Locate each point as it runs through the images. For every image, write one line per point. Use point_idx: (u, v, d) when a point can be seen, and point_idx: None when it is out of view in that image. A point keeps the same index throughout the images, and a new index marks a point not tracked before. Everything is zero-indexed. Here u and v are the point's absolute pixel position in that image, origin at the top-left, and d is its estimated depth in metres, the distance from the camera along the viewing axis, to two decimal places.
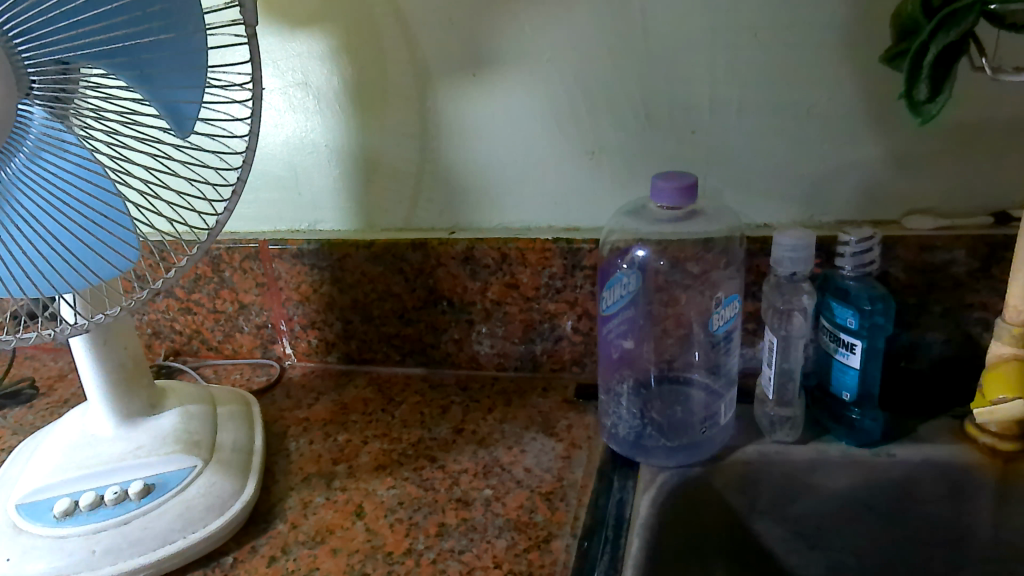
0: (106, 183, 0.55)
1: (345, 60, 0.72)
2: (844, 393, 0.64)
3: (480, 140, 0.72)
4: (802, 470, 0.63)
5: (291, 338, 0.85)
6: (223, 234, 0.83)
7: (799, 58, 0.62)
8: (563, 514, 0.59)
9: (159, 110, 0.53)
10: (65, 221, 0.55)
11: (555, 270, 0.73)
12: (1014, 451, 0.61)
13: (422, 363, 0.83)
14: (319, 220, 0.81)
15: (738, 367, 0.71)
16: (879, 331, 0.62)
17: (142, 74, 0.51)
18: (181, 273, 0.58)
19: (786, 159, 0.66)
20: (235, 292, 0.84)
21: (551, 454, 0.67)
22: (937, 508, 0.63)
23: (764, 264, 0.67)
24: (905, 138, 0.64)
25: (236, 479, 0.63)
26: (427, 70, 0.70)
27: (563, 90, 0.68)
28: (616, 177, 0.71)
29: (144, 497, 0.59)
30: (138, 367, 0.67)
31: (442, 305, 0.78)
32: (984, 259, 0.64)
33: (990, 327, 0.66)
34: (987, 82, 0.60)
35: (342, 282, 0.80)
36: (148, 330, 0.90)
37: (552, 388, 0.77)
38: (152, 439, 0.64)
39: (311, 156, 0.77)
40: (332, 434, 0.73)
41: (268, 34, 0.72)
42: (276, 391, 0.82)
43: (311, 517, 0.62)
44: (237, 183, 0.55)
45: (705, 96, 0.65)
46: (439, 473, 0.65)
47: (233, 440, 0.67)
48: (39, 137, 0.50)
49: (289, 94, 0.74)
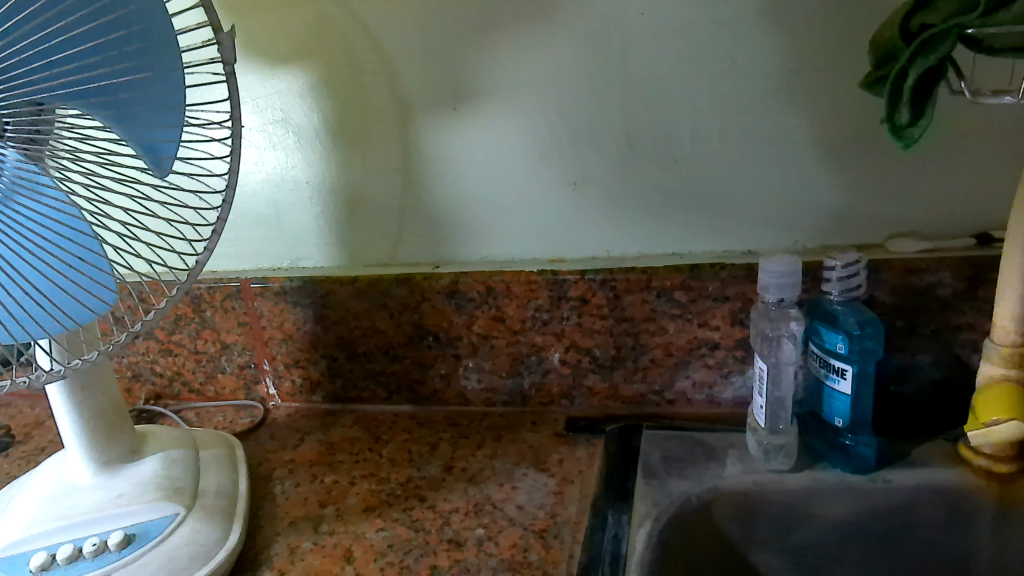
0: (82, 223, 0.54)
1: (325, 96, 0.71)
2: (837, 419, 0.63)
3: (462, 173, 0.72)
4: (798, 498, 0.63)
5: (275, 377, 0.84)
6: (205, 273, 0.82)
7: (778, 86, 0.63)
8: (558, 552, 0.58)
9: (137, 151, 0.52)
10: (35, 266, 0.53)
11: (541, 302, 0.72)
12: (1010, 473, 0.61)
13: (409, 401, 0.81)
14: (301, 257, 0.80)
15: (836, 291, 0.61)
16: (869, 355, 0.62)
17: (120, 115, 0.49)
18: (161, 315, 0.59)
19: (769, 186, 0.66)
20: (216, 332, 0.82)
21: (543, 490, 0.66)
22: (936, 533, 0.62)
23: (751, 292, 0.68)
24: (887, 161, 0.64)
25: (221, 526, 0.61)
26: (407, 104, 0.70)
27: (546, 122, 0.68)
28: (601, 208, 0.71)
29: (124, 547, 0.57)
30: (118, 414, 0.65)
31: (428, 340, 0.77)
32: (969, 280, 0.63)
33: (979, 348, 0.65)
34: (966, 105, 0.61)
35: (326, 319, 0.79)
36: (128, 373, 0.88)
37: (542, 422, 0.76)
38: (133, 485, 0.62)
39: (292, 193, 0.76)
40: (319, 475, 0.71)
41: (247, 71, 0.71)
42: (261, 433, 0.81)
43: (299, 564, 0.60)
44: (219, 223, 0.56)
45: (687, 124, 0.65)
46: (429, 513, 0.64)
47: (217, 485, 0.65)
48: (10, 179, 0.48)
49: (269, 131, 0.74)
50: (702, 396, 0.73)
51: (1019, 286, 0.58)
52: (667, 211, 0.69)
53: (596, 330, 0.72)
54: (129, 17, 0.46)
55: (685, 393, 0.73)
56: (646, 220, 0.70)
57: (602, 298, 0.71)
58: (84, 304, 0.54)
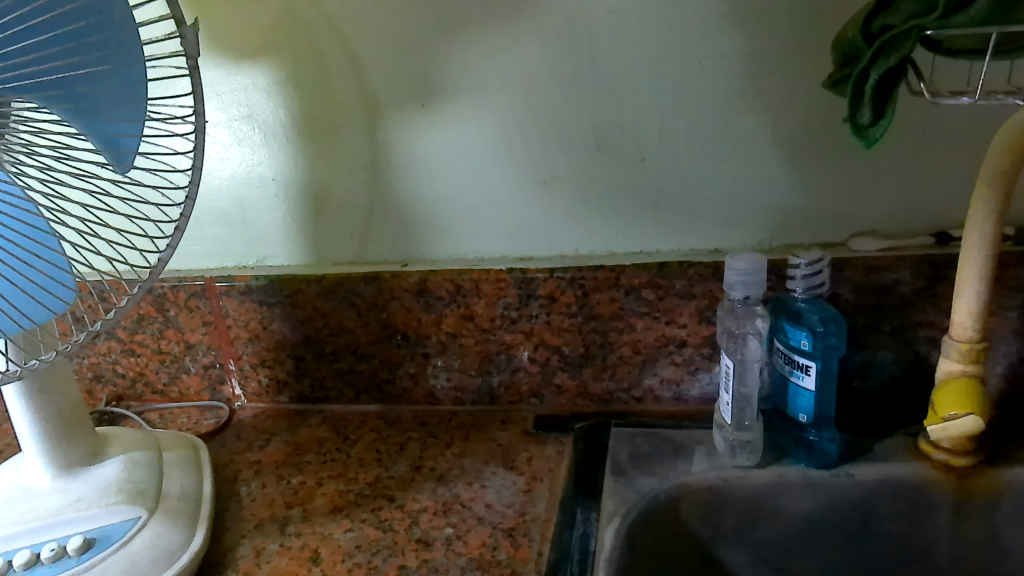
0: (41, 221, 0.53)
1: (291, 92, 0.70)
2: (801, 416, 0.64)
3: (431, 171, 0.71)
4: (763, 494, 0.64)
5: (241, 377, 0.82)
6: (168, 272, 0.80)
7: (743, 85, 0.63)
8: (526, 550, 0.58)
9: (97, 144, 0.51)
10: None
11: (510, 300, 0.72)
12: (968, 467, 0.62)
13: (378, 401, 0.81)
14: (267, 256, 0.79)
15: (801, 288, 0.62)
16: (831, 352, 0.62)
17: (79, 108, 0.49)
18: (122, 315, 0.57)
19: (735, 185, 0.67)
20: (180, 331, 0.81)
21: (512, 488, 0.66)
22: (897, 526, 0.64)
23: (717, 289, 0.68)
24: (849, 160, 0.65)
25: (184, 529, 0.60)
26: (375, 100, 0.69)
27: (515, 120, 0.68)
28: (570, 206, 0.71)
29: (83, 552, 0.56)
30: (78, 415, 0.63)
31: (397, 339, 0.77)
32: (929, 278, 0.65)
33: (938, 345, 0.67)
34: (925, 106, 0.62)
35: (293, 318, 0.78)
36: (88, 374, 0.86)
37: (511, 420, 0.76)
38: (93, 489, 0.61)
39: (258, 190, 0.75)
40: (286, 476, 0.71)
41: (212, 66, 0.70)
42: (226, 434, 0.79)
43: (265, 566, 0.59)
44: (182, 219, 0.55)
45: (654, 123, 0.66)
46: (398, 513, 0.64)
47: (181, 487, 0.64)
48: None
49: (234, 127, 0.73)
50: (669, 393, 0.74)
51: (975, 284, 0.59)
52: (635, 210, 0.70)
53: (565, 329, 0.72)
54: (88, 9, 0.45)
55: (652, 390, 0.74)
56: (614, 219, 0.71)
57: (570, 296, 0.71)
58: (42, 303, 0.53)
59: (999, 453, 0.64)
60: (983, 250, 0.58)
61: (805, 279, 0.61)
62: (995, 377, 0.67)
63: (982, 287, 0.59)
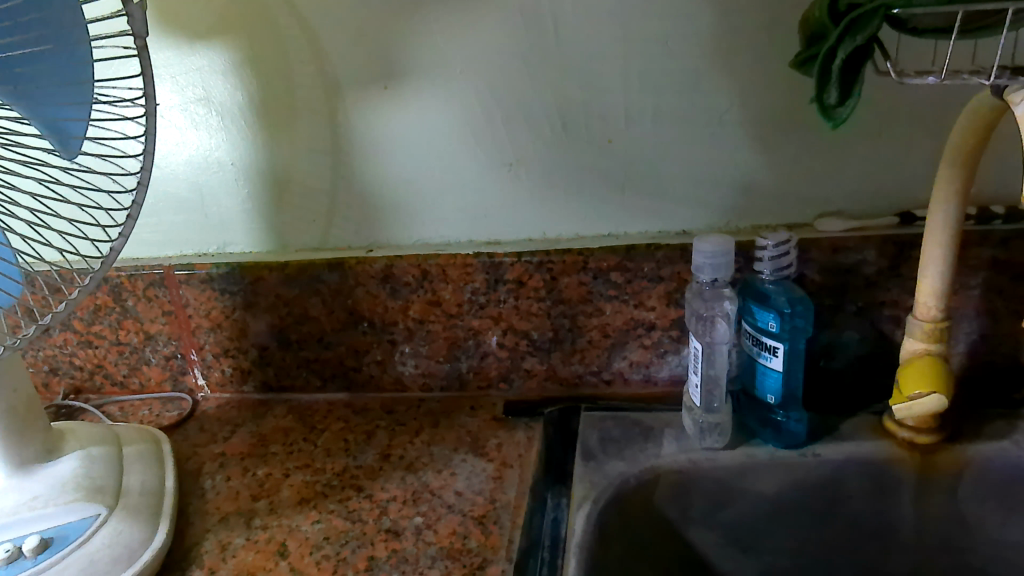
0: None
1: (249, 73, 0.68)
2: (769, 396, 0.64)
3: (394, 154, 0.70)
4: (732, 475, 0.64)
5: (203, 367, 0.81)
6: (125, 261, 0.78)
7: (710, 66, 0.63)
8: (497, 537, 0.58)
9: (41, 129, 0.48)
10: None
11: (477, 285, 0.71)
12: (931, 443, 0.64)
13: (345, 389, 0.80)
14: (228, 242, 0.76)
15: (769, 271, 0.62)
16: (798, 333, 0.63)
17: (18, 90, 0.46)
18: (74, 306, 0.55)
19: (702, 165, 0.67)
20: (139, 322, 0.79)
21: (482, 475, 0.65)
22: (862, 504, 0.64)
23: (686, 272, 0.68)
24: (815, 141, 0.65)
25: (145, 526, 0.59)
26: (336, 82, 0.67)
27: (479, 102, 0.66)
28: (537, 188, 0.70)
29: (40, 552, 0.55)
30: (31, 410, 0.61)
31: (363, 326, 0.75)
32: (893, 258, 0.65)
33: (901, 324, 0.68)
34: (890, 87, 0.62)
35: (255, 307, 0.76)
36: (43, 368, 0.83)
37: (480, 406, 0.76)
38: (49, 487, 0.59)
39: (216, 175, 0.73)
40: (251, 468, 0.69)
41: (164, 46, 0.68)
42: (188, 427, 0.78)
43: (230, 561, 0.58)
44: (134, 206, 0.53)
45: (620, 104, 0.65)
46: (366, 503, 0.63)
47: (141, 483, 0.62)
48: None
49: (191, 110, 0.70)
50: (638, 375, 0.74)
51: (937, 264, 0.59)
52: (602, 192, 0.69)
53: (534, 313, 0.72)
54: None
55: (621, 373, 0.74)
56: (582, 202, 0.70)
57: (538, 281, 0.70)
58: None
59: (960, 430, 0.65)
60: (947, 230, 0.58)
61: (772, 262, 0.61)
62: (957, 355, 0.68)
63: (944, 266, 0.59)
